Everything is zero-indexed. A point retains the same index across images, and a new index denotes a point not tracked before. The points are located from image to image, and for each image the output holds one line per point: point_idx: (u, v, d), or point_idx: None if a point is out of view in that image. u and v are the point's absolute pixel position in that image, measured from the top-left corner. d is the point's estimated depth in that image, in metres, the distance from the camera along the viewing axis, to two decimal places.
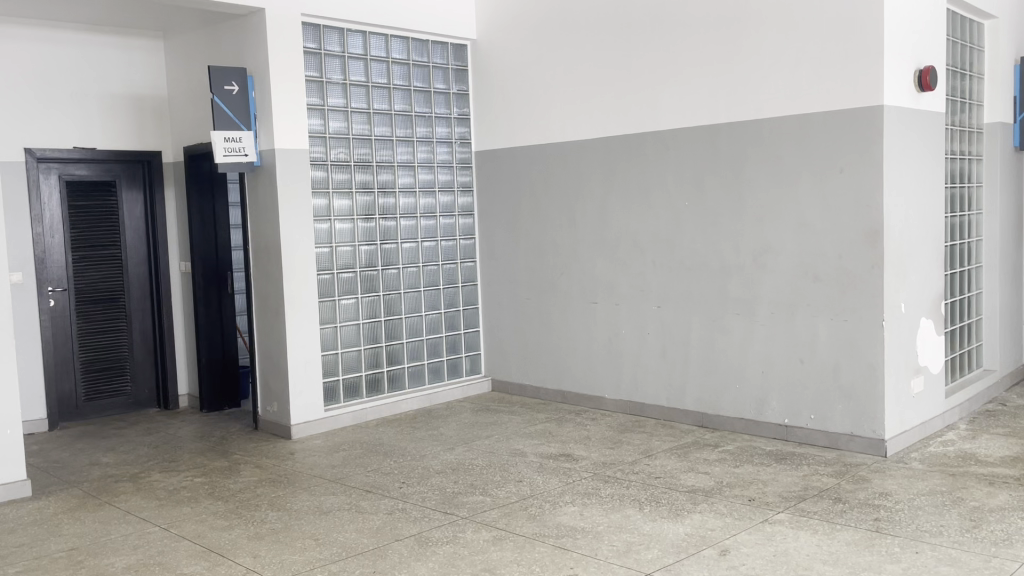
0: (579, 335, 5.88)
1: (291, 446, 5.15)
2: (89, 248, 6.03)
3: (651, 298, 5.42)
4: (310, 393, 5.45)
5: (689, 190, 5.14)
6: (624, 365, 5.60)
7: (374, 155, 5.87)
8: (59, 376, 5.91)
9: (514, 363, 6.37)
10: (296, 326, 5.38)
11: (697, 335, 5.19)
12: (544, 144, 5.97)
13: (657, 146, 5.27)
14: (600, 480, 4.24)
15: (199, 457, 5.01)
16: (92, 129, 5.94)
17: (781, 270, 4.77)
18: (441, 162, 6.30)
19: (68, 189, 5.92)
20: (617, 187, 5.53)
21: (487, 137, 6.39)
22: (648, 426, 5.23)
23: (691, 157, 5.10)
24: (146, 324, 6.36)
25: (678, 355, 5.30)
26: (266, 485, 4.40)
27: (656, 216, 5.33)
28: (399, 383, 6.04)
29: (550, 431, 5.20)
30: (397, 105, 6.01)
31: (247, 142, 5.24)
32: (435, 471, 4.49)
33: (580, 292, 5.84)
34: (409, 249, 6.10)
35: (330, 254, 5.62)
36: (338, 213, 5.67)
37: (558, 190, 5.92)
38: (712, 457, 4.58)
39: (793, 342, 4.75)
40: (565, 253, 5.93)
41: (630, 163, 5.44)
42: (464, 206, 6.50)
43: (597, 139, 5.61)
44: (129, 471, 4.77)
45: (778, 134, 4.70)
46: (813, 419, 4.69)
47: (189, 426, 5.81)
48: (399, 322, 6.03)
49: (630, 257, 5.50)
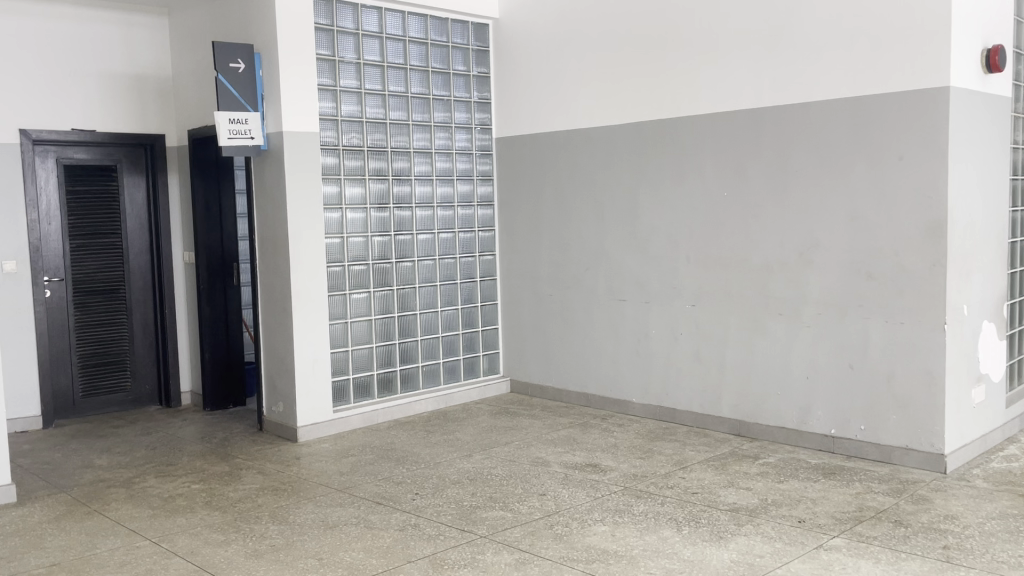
0: (605, 335, 5.50)
1: (297, 450, 4.81)
2: (88, 236, 5.72)
3: (684, 296, 5.03)
4: (318, 392, 5.10)
5: (730, 180, 4.75)
6: (654, 368, 5.22)
7: (389, 141, 5.51)
8: (56, 371, 5.60)
9: (534, 363, 6.00)
10: (304, 322, 5.03)
11: (735, 337, 4.80)
12: (571, 129, 5.59)
13: (695, 131, 4.88)
14: (632, 495, 3.87)
15: (199, 461, 4.67)
16: (90, 110, 5.61)
17: (829, 268, 4.38)
18: (459, 149, 5.93)
19: (66, 173, 5.60)
20: (649, 176, 5.15)
21: (509, 124, 6.03)
22: (680, 434, 4.85)
23: (732, 144, 4.72)
24: (148, 316, 6.04)
25: (714, 359, 4.91)
26: (268, 494, 4.05)
27: (692, 208, 4.94)
28: (412, 382, 5.68)
29: (574, 438, 4.83)
30: (414, 88, 5.64)
31: (253, 124, 4.90)
32: (451, 482, 4.13)
33: (607, 289, 5.47)
34: (425, 241, 5.74)
35: (341, 245, 5.27)
36: (350, 202, 5.32)
37: (584, 179, 5.55)
38: (753, 470, 4.19)
39: (841, 346, 4.36)
40: (591, 247, 5.55)
41: (664, 150, 5.05)
42: (484, 196, 6.13)
43: (629, 124, 5.23)
44: (123, 476, 4.43)
45: (830, 119, 4.31)
46: (863, 430, 4.30)
47: (190, 426, 5.48)
48: (414, 318, 5.68)
49: (663, 251, 5.12)
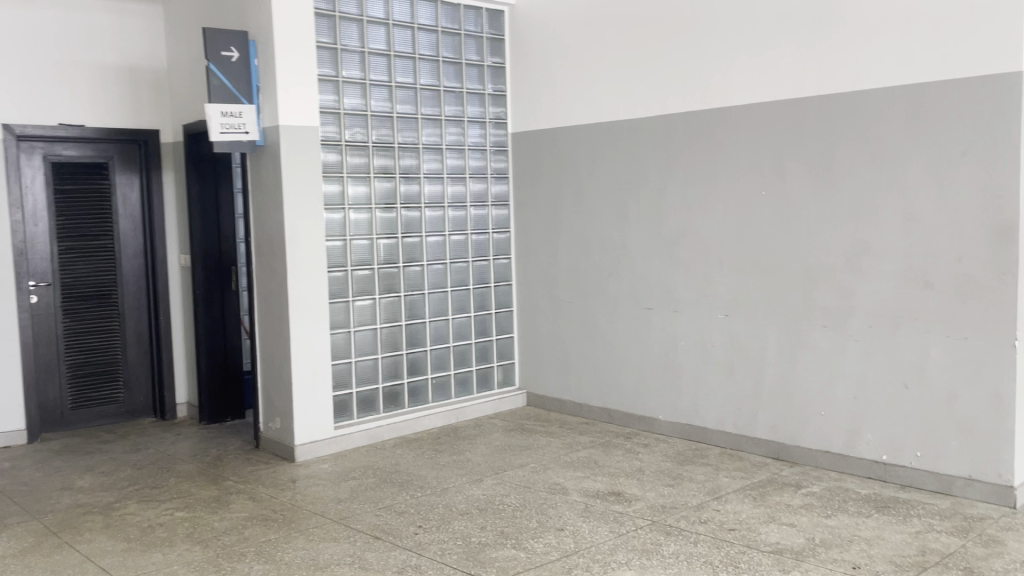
0: (629, 345, 5.06)
1: (294, 472, 4.42)
2: (77, 238, 5.38)
3: (716, 305, 4.59)
4: (318, 408, 4.72)
5: (768, 177, 4.31)
6: (682, 384, 4.78)
7: (395, 136, 5.11)
8: (42, 382, 5.27)
9: (552, 375, 5.58)
10: (303, 331, 4.65)
11: (774, 350, 4.36)
12: (592, 123, 5.16)
13: (729, 125, 4.44)
14: (661, 531, 3.45)
15: (187, 483, 4.29)
16: (78, 103, 5.27)
17: (881, 275, 3.93)
18: (472, 144, 5.53)
19: (54, 171, 5.26)
20: (678, 174, 4.71)
21: (525, 118, 5.62)
22: (712, 457, 4.41)
23: (770, 138, 4.28)
24: (141, 324, 5.69)
25: (750, 375, 4.47)
26: (257, 525, 3.67)
27: (725, 208, 4.50)
28: (421, 396, 5.29)
29: (595, 460, 4.41)
30: (423, 79, 5.25)
31: (248, 117, 4.53)
32: (459, 513, 3.72)
33: (630, 295, 5.03)
34: (435, 244, 5.34)
35: (344, 249, 4.88)
36: (354, 201, 4.93)
37: (606, 176, 5.11)
38: (796, 502, 3.75)
39: (894, 363, 3.91)
40: (613, 250, 5.12)
41: (694, 144, 4.61)
42: (498, 195, 5.72)
43: (656, 117, 4.79)
44: (102, 501, 4.07)
45: (883, 109, 3.86)
46: (919, 457, 3.85)
47: (183, 442, 5.11)
48: (423, 327, 5.29)
49: (693, 256, 4.68)
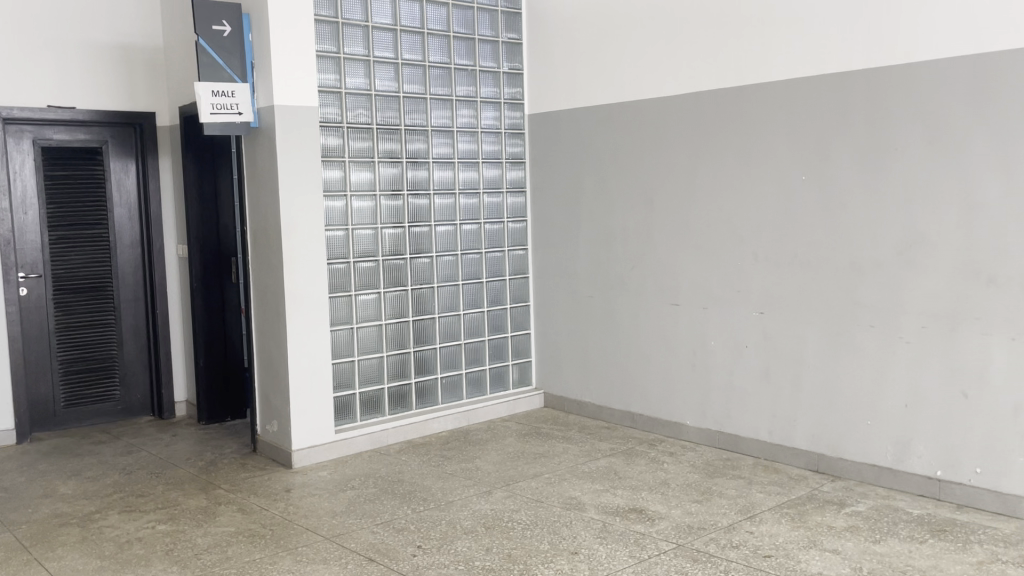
0: (653, 344, 4.68)
1: (289, 480, 4.10)
2: (69, 227, 5.11)
3: (749, 301, 4.19)
4: (317, 410, 4.39)
5: (809, 160, 3.90)
6: (712, 387, 4.39)
7: (402, 118, 4.75)
8: (33, 378, 5.02)
9: (571, 374, 5.21)
10: (300, 328, 4.32)
11: (814, 353, 3.95)
12: (615, 103, 4.76)
13: (766, 103, 4.03)
14: (687, 557, 3.07)
15: (175, 492, 3.99)
16: (69, 85, 4.97)
17: (937, 271, 3.50)
18: (486, 126, 5.16)
19: (44, 156, 4.99)
20: (708, 157, 4.30)
21: (543, 99, 5.24)
22: (745, 469, 4.02)
23: (812, 117, 3.86)
24: (138, 318, 5.41)
25: (787, 379, 4.07)
26: (243, 542, 3.35)
27: (761, 195, 4.09)
28: (430, 396, 4.95)
29: (615, 471, 4.04)
30: (432, 57, 4.88)
31: (241, 97, 4.19)
32: (463, 531, 3.37)
33: (655, 290, 4.65)
34: (445, 234, 4.99)
35: (346, 239, 4.55)
36: (356, 187, 4.58)
37: (629, 161, 4.72)
38: (840, 524, 3.35)
39: (950, 368, 3.49)
40: (636, 241, 4.73)
41: (727, 125, 4.20)
42: (514, 181, 5.34)
43: (684, 95, 4.38)
44: (83, 510, 3.77)
45: (941, 83, 3.42)
46: (979, 474, 3.43)
47: (178, 444, 4.82)
48: (432, 323, 4.94)
49: (725, 248, 4.28)
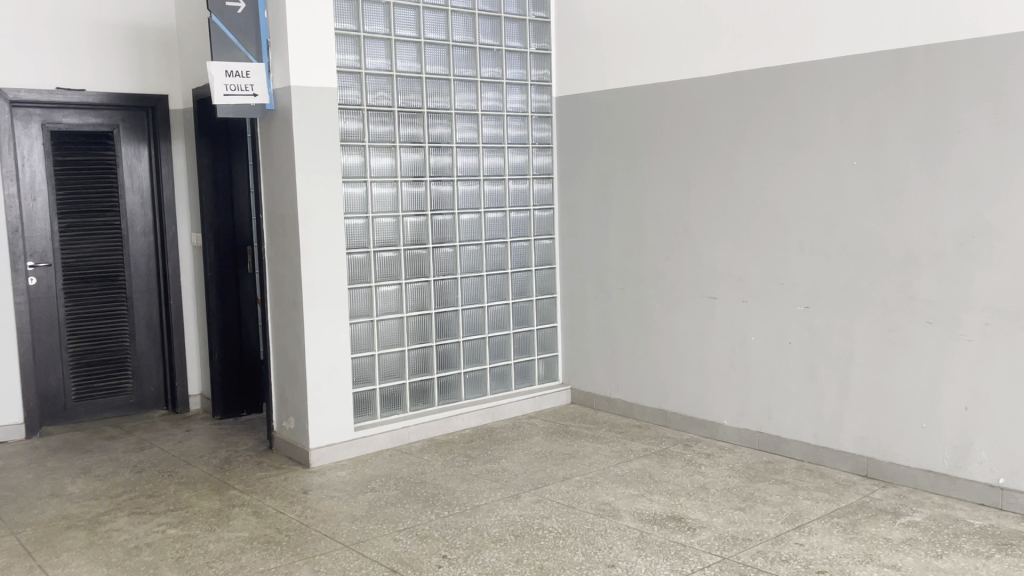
0: (689, 339, 4.44)
1: (306, 481, 3.90)
2: (80, 214, 4.93)
3: (794, 295, 3.94)
4: (336, 407, 4.19)
5: (861, 144, 3.63)
6: (752, 386, 4.15)
7: (425, 101, 4.52)
8: (43, 371, 4.85)
9: (600, 370, 4.98)
10: (318, 321, 4.11)
11: (864, 350, 3.70)
12: (649, 84, 4.51)
13: (815, 82, 3.77)
14: (734, 572, 2.84)
15: (186, 492, 3.80)
16: (78, 66, 4.78)
17: (1003, 263, 3.23)
18: (512, 110, 4.92)
19: (53, 140, 4.81)
20: (750, 142, 4.05)
21: (572, 80, 4.99)
22: (788, 473, 3.78)
23: (865, 97, 3.60)
24: (151, 308, 5.23)
25: (833, 378, 3.82)
26: (258, 549, 3.16)
27: (807, 182, 3.83)
28: (453, 392, 4.74)
29: (650, 474, 3.81)
30: (457, 36, 4.64)
31: (256, 78, 4.00)
32: (491, 539, 3.16)
33: (691, 282, 4.40)
34: (469, 223, 4.77)
35: (366, 228, 4.33)
36: (377, 173, 4.36)
37: (663, 146, 4.47)
38: (897, 536, 3.11)
39: (1016, 369, 3.22)
40: (670, 230, 4.48)
41: (771, 106, 3.95)
42: (541, 168, 5.10)
43: (724, 75, 4.12)
44: (91, 512, 3.59)
45: (1009, 60, 3.15)
46: None
47: (192, 441, 4.64)
48: (456, 316, 4.73)
49: (767, 237, 4.02)
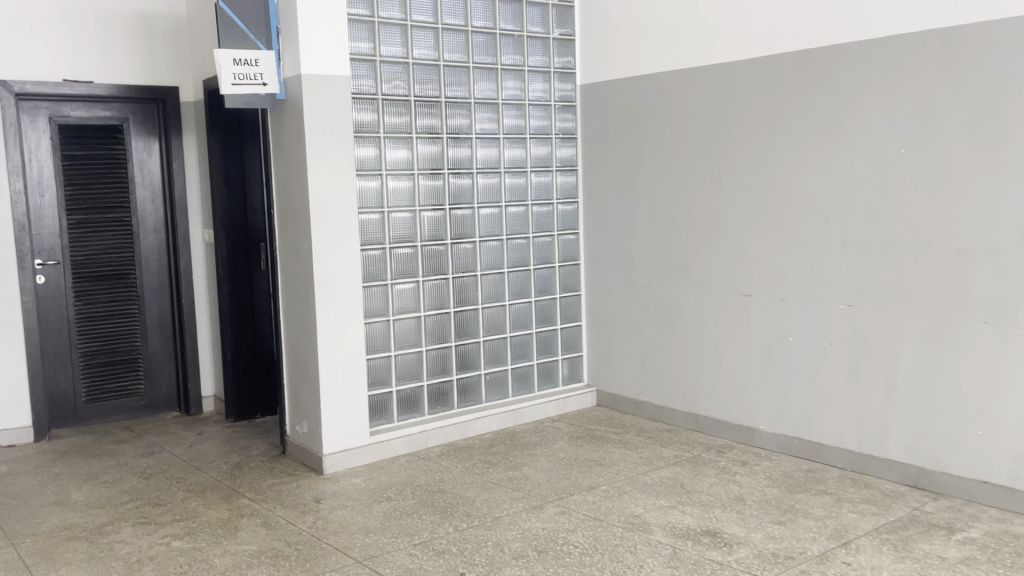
0: (721, 339, 4.20)
1: (319, 489, 3.72)
2: (89, 210, 4.79)
3: (835, 292, 3.69)
4: (351, 412, 4.01)
5: (909, 131, 3.37)
6: (790, 389, 3.90)
7: (443, 90, 4.31)
8: (52, 371, 4.72)
9: (626, 371, 4.76)
10: (331, 321, 3.93)
11: (913, 351, 3.44)
12: (678, 69, 4.27)
13: (859, 65, 3.51)
14: None
15: (194, 501, 3.63)
16: (85, 57, 4.62)
17: None
18: (534, 99, 4.70)
19: (61, 134, 4.67)
20: (788, 129, 3.80)
21: (596, 66, 4.75)
22: (831, 483, 3.54)
23: (913, 80, 3.34)
24: (163, 307, 5.08)
25: (879, 381, 3.56)
26: (265, 564, 2.97)
27: (850, 171, 3.58)
28: (473, 395, 4.54)
29: (682, 484, 3.59)
30: (476, 22, 4.43)
31: (266, 66, 3.80)
32: (512, 555, 2.96)
33: (724, 279, 4.16)
34: (489, 217, 4.56)
35: (382, 223, 4.13)
36: (392, 166, 4.16)
37: (694, 134, 4.23)
38: (953, 555, 2.86)
39: None
40: (702, 224, 4.25)
41: (811, 91, 3.69)
42: (564, 159, 4.88)
43: (760, 58, 3.88)
44: (95, 522, 3.43)
45: None
46: None
47: (203, 444, 4.48)
48: (476, 315, 4.53)
49: (805, 232, 3.78)
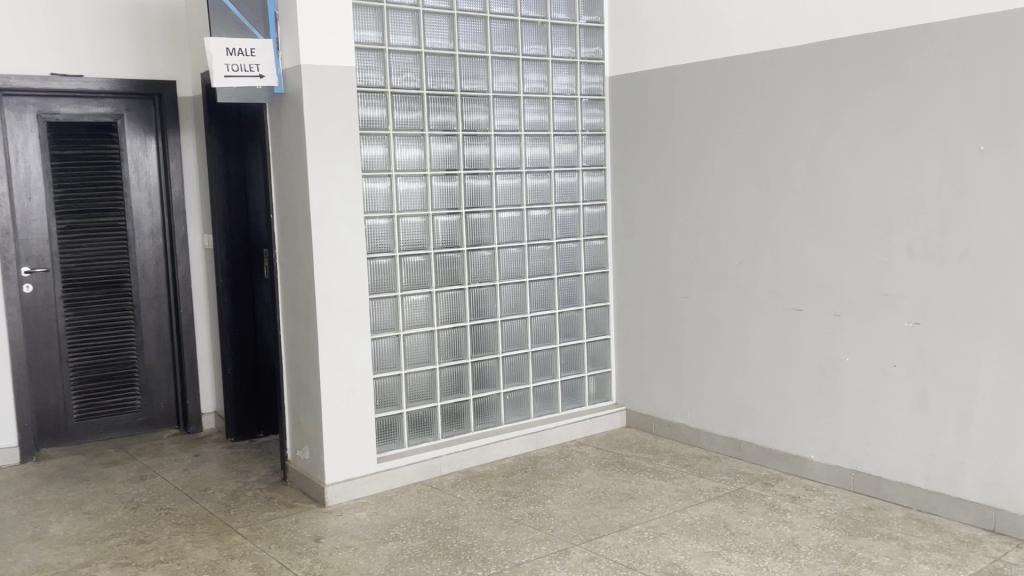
0: (767, 358, 3.79)
1: (320, 524, 3.36)
2: (81, 214, 4.46)
3: (900, 308, 3.27)
4: (357, 437, 3.64)
5: (989, 126, 2.95)
6: (846, 416, 3.49)
7: (458, 82, 3.93)
8: (41, 387, 4.40)
9: (660, 390, 4.35)
10: (334, 337, 3.56)
11: (992, 377, 3.01)
12: (722, 59, 3.86)
13: (931, 52, 3.08)
14: None
15: (182, 537, 3.28)
16: (76, 49, 4.30)
17: None
18: (559, 92, 4.31)
19: (50, 133, 4.35)
20: (846, 125, 3.38)
21: (627, 56, 4.35)
22: (897, 526, 3.11)
23: (996, 67, 2.91)
24: (161, 317, 4.75)
25: (951, 410, 3.14)
26: None
27: (919, 171, 3.16)
28: (491, 416, 4.16)
29: (726, 524, 3.18)
30: (495, 8, 4.04)
31: (263, 57, 3.44)
32: None
33: (771, 291, 3.75)
34: (509, 222, 4.17)
35: (391, 228, 3.76)
36: (403, 166, 3.79)
37: (737, 131, 3.82)
38: None
39: None
40: (746, 230, 3.83)
41: (875, 84, 3.27)
42: (591, 158, 4.48)
43: (814, 45, 3.46)
44: (71, 561, 3.09)
45: None
46: None
47: (200, 468, 4.14)
48: (494, 328, 4.15)
49: (866, 240, 3.36)
